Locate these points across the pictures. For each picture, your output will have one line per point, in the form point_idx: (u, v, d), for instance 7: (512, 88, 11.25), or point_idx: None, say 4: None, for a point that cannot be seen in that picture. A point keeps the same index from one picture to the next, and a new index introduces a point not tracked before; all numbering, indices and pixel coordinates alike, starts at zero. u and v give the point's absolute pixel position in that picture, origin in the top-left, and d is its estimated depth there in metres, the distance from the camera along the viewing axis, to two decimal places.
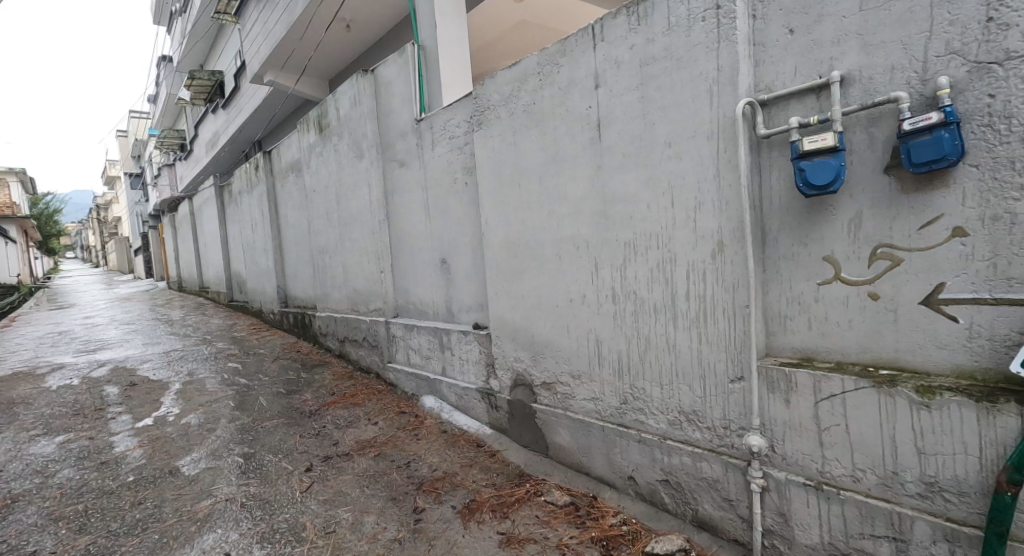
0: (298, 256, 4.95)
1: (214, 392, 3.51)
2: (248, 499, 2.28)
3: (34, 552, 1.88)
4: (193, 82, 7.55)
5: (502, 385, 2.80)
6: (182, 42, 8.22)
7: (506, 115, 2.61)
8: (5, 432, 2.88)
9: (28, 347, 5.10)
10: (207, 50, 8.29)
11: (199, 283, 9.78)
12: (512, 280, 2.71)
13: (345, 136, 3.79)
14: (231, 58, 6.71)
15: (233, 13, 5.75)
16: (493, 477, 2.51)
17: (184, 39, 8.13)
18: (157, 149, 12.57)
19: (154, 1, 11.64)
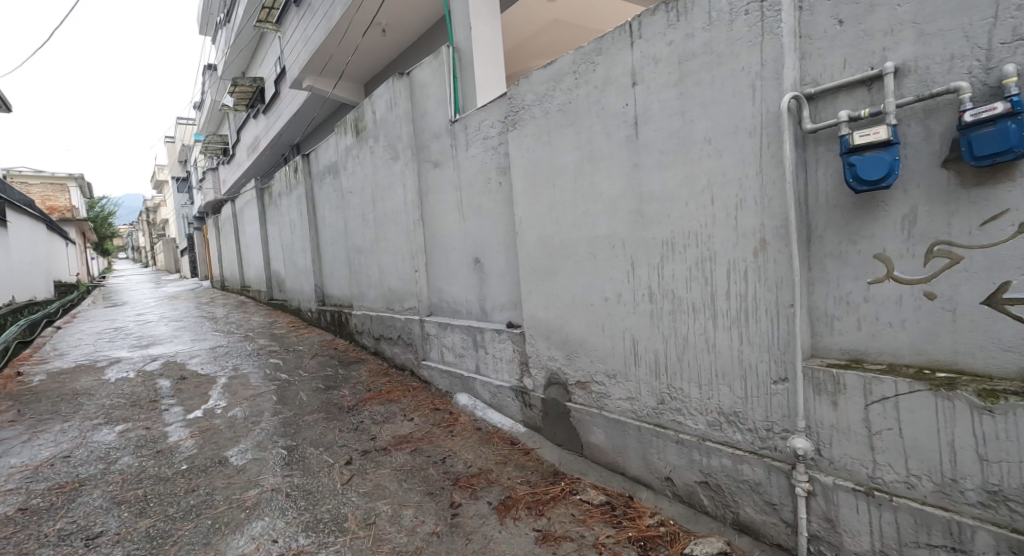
0: (334, 256, 5.08)
1: (258, 386, 3.65)
2: (293, 490, 2.36)
3: (100, 533, 2.01)
4: (235, 89, 7.87)
5: (536, 384, 2.81)
6: (226, 51, 8.59)
7: (541, 115, 2.61)
8: (71, 420, 3.07)
9: (87, 341, 5.42)
10: (248, 58, 8.62)
11: (240, 282, 10.16)
12: (546, 279, 2.71)
13: (380, 138, 3.87)
14: (272, 65, 6.96)
15: (274, 22, 5.96)
16: (529, 475, 2.52)
17: (228, 48, 8.47)
18: (202, 154, 13.17)
19: (200, 13, 12.21)
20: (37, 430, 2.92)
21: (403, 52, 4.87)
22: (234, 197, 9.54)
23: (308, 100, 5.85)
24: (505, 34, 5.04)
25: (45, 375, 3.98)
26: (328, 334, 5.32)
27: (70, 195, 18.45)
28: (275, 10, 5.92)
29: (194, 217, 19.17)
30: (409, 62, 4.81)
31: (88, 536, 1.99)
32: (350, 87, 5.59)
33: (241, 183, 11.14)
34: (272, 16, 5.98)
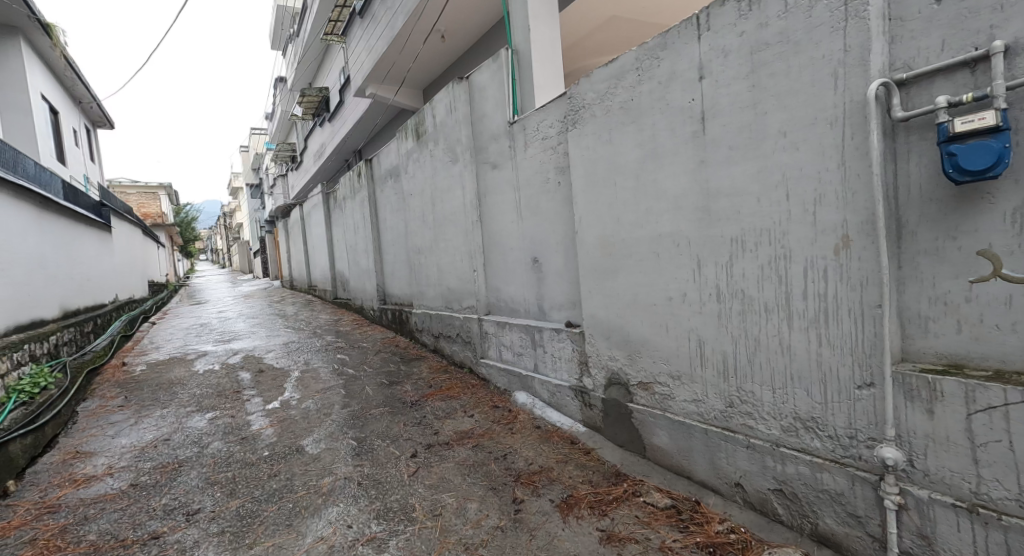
0: (395, 256, 5.27)
1: (327, 380, 3.86)
2: (363, 479, 2.48)
3: (199, 510, 2.21)
4: (304, 99, 8.35)
5: (596, 383, 2.79)
6: (295, 64, 9.13)
7: (601, 112, 2.58)
8: (169, 406, 3.38)
9: (178, 335, 5.96)
10: (315, 69, 9.11)
11: (307, 281, 10.75)
12: (606, 278, 2.69)
13: (440, 141, 3.98)
14: (337, 76, 7.33)
15: (339, 34, 6.27)
16: (590, 474, 2.50)
17: (296, 61, 9.01)
18: (273, 161, 14.06)
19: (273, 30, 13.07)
20: (141, 415, 3.25)
21: (460, 56, 4.99)
22: (302, 202, 10.11)
23: (370, 107, 6.11)
24: (562, 33, 5.05)
25: (145, 366, 4.42)
26: (389, 332, 5.53)
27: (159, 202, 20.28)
28: (340, 23, 6.22)
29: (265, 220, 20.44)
30: (466, 66, 4.91)
31: (188, 512, 2.20)
32: (409, 92, 5.78)
33: (307, 188, 11.80)
34: (338, 28, 6.30)
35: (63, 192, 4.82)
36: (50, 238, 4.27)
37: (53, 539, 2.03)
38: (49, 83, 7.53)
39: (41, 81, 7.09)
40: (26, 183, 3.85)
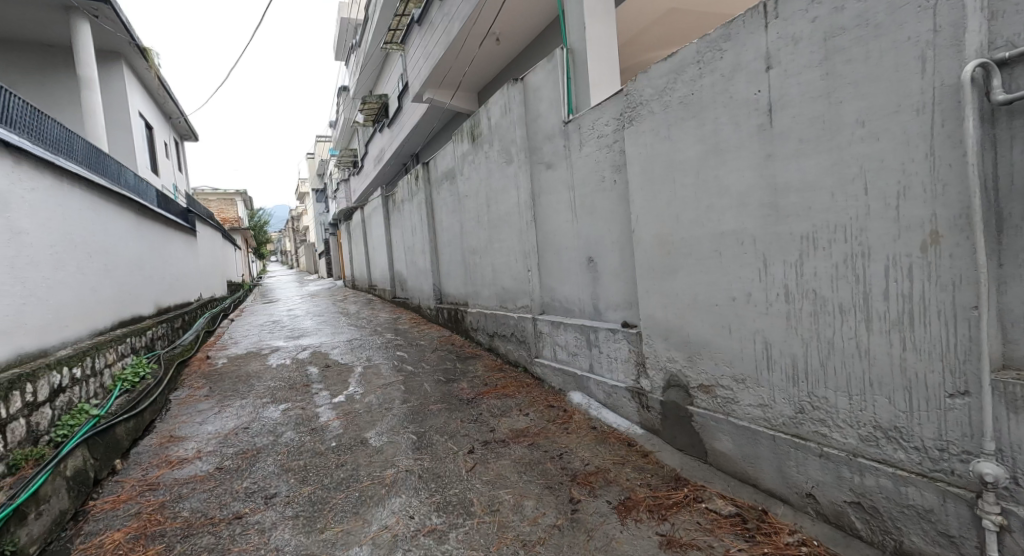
0: (451, 256, 5.41)
1: (388, 376, 4.02)
2: (424, 472, 2.57)
3: (276, 494, 2.38)
4: (364, 106, 8.75)
5: (654, 385, 2.73)
6: (358, 73, 9.58)
7: (659, 108, 2.52)
8: (248, 397, 3.65)
9: (255, 331, 6.44)
10: (374, 77, 9.50)
11: (368, 281, 11.22)
12: (663, 278, 2.62)
13: (495, 143, 4.04)
14: (395, 83, 7.61)
15: (398, 42, 6.52)
16: (649, 477, 2.45)
17: (359, 70, 9.44)
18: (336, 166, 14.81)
19: (337, 42, 13.78)
20: (224, 404, 3.53)
21: (514, 58, 5.05)
22: (362, 205, 10.58)
23: (427, 112, 6.30)
24: (620, 28, 4.98)
25: (225, 359, 4.80)
26: (445, 330, 5.68)
27: (236, 208, 22.02)
28: (399, 32, 6.46)
29: (330, 224, 21.58)
30: (520, 67, 4.96)
31: (267, 496, 2.37)
32: (465, 95, 5.91)
33: (366, 192, 12.32)
34: (397, 37, 6.55)
35: (157, 201, 5.33)
36: (146, 241, 4.73)
37: (154, 514, 2.26)
38: (145, 102, 8.36)
39: (140, 101, 7.89)
40: (129, 194, 4.31)
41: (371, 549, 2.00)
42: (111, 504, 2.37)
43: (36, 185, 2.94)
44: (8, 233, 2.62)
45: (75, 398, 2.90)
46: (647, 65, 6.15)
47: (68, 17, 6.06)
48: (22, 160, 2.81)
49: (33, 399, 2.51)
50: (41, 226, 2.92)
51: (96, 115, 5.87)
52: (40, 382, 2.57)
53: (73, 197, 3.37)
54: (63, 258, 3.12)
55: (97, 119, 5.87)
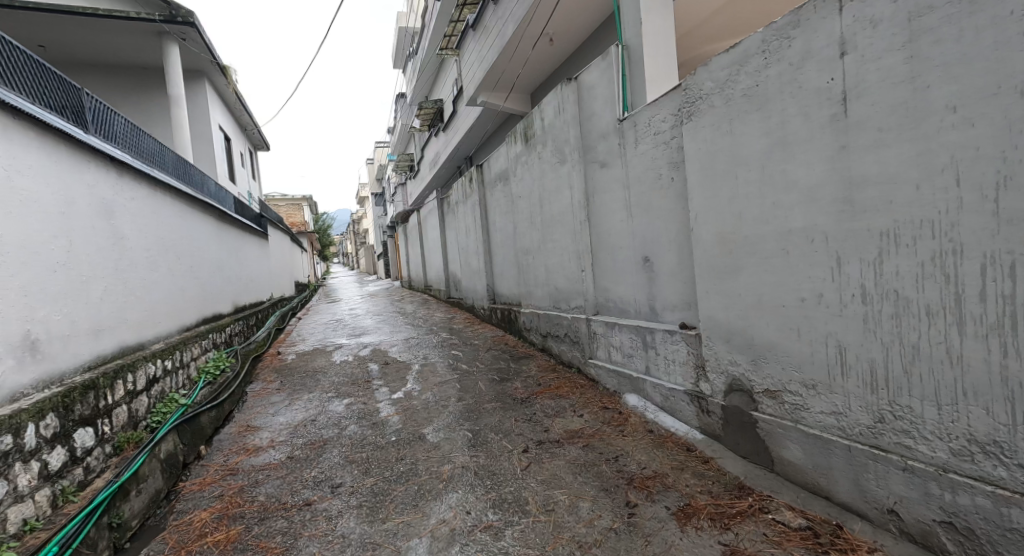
0: (504, 257, 5.47)
1: (444, 374, 4.13)
2: (479, 469, 2.61)
3: (342, 483, 2.52)
4: (421, 112, 9.04)
5: (714, 389, 2.61)
6: (415, 80, 9.91)
7: (720, 102, 2.41)
8: (315, 391, 3.87)
9: (319, 329, 6.82)
10: (430, 83, 9.78)
11: (424, 281, 11.57)
12: (723, 277, 2.51)
13: (548, 143, 4.05)
14: (451, 88, 7.81)
15: (454, 48, 6.68)
16: (710, 484, 2.35)
17: (416, 77, 9.77)
18: (394, 171, 15.40)
19: (396, 51, 14.34)
20: (294, 397, 3.76)
21: (568, 58, 5.04)
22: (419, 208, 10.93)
23: (480, 115, 6.42)
24: (679, 21, 4.86)
25: (294, 355, 5.12)
26: (498, 330, 5.74)
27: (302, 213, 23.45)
28: (454, 38, 6.62)
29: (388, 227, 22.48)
30: (574, 67, 4.95)
31: (333, 485, 2.50)
32: (519, 97, 5.96)
33: (421, 195, 12.69)
34: (452, 43, 6.71)
35: (234, 207, 5.77)
36: (225, 245, 5.13)
37: (234, 496, 2.45)
38: (225, 115, 9.08)
39: (220, 115, 8.57)
40: (211, 202, 4.70)
41: (431, 540, 2.07)
42: (198, 486, 2.59)
43: (135, 195, 3.28)
44: (113, 238, 2.94)
45: (167, 388, 3.20)
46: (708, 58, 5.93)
47: (160, 42, 6.69)
48: (123, 172, 3.12)
49: (133, 387, 2.80)
50: (139, 232, 3.25)
51: (183, 130, 6.44)
52: (138, 373, 2.86)
53: (166, 205, 3.72)
54: (157, 261, 3.45)
55: (185, 133, 6.43)
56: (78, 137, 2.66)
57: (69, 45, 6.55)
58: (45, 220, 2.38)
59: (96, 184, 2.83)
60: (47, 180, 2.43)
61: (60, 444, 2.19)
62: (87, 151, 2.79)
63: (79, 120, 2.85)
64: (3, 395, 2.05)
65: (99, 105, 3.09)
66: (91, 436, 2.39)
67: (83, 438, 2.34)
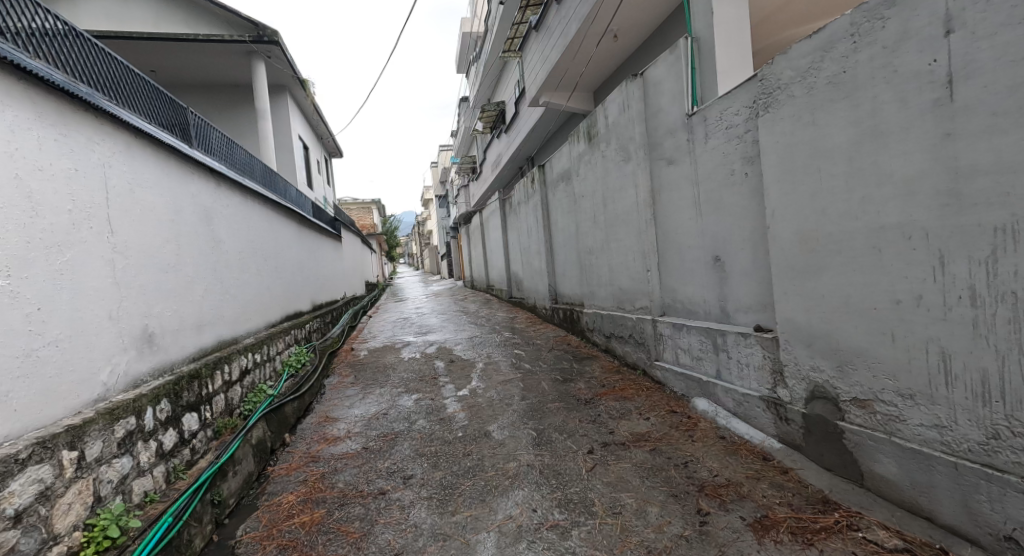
0: (566, 257, 5.46)
1: (507, 373, 4.19)
2: (544, 468, 2.63)
3: (413, 475, 2.63)
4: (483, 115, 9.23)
5: (794, 396, 2.45)
6: (478, 83, 10.13)
7: (802, 92, 2.26)
8: (387, 386, 4.07)
9: (388, 327, 7.13)
10: (493, 85, 9.89)
11: (485, 280, 11.78)
12: (803, 278, 2.35)
13: (612, 142, 4.00)
14: (513, 90, 7.91)
15: (516, 50, 6.78)
16: (790, 496, 2.21)
17: (479, 80, 9.99)
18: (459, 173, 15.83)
19: (460, 56, 14.78)
20: (366, 391, 3.97)
21: (633, 54, 4.94)
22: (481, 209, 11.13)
23: (542, 116, 6.46)
24: (752, 9, 4.63)
25: (366, 351, 5.40)
26: (560, 330, 5.73)
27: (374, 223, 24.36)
28: (516, 40, 6.71)
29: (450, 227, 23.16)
30: (638, 63, 4.86)
31: (405, 477, 2.62)
32: (581, 96, 5.94)
33: (482, 196, 12.93)
34: (515, 44, 6.78)
35: (312, 212, 6.18)
36: (304, 247, 5.51)
37: (317, 482, 2.63)
38: (304, 125, 9.75)
39: (300, 126, 9.20)
40: (293, 207, 5.06)
41: (498, 535, 2.11)
42: (286, 470, 2.81)
43: (231, 202, 3.60)
44: (212, 242, 3.25)
45: (256, 379, 3.50)
46: (785, 45, 5.58)
47: (249, 61, 7.27)
48: (219, 182, 3.44)
49: (229, 377, 3.09)
50: (234, 236, 3.57)
51: (268, 140, 6.97)
52: (233, 364, 3.15)
53: (255, 211, 4.06)
54: (248, 263, 3.77)
55: (269, 143, 6.97)
56: (184, 151, 2.97)
57: (175, 68, 7.33)
58: (159, 226, 2.68)
59: (199, 194, 3.15)
60: (160, 190, 2.73)
61: (172, 427, 2.46)
62: (191, 163, 3.10)
63: (185, 136, 3.18)
64: (128, 381, 2.33)
65: (201, 122, 3.43)
66: (196, 421, 2.67)
67: (190, 422, 2.61)
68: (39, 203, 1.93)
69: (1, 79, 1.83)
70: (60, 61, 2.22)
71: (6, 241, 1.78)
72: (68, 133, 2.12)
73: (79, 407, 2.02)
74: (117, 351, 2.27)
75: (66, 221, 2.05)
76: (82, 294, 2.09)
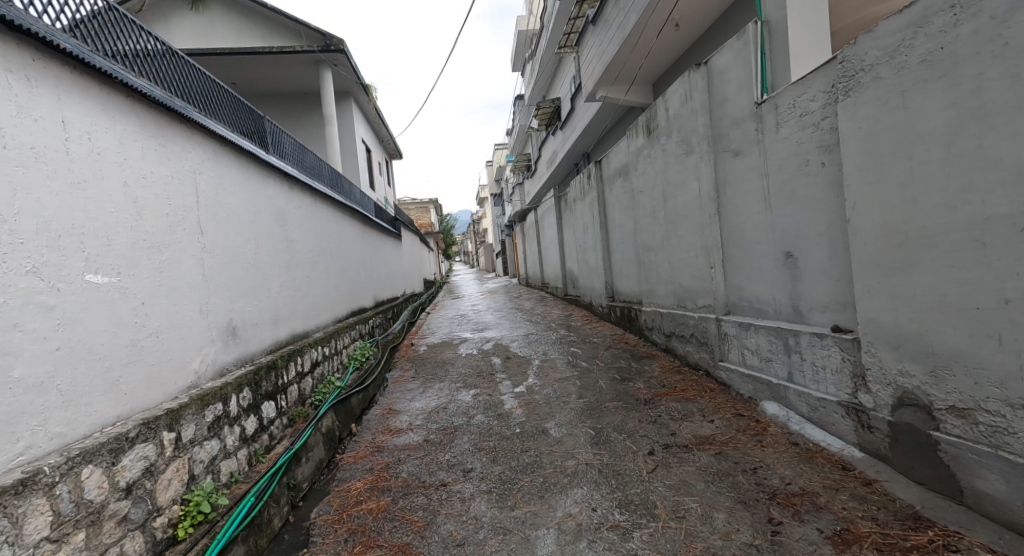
0: (624, 253, 5.36)
1: (563, 371, 4.18)
2: (604, 468, 2.60)
3: (473, 468, 2.68)
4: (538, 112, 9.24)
5: (878, 402, 2.27)
6: (533, 81, 10.15)
7: (889, 73, 2.07)
8: (446, 381, 4.17)
9: (446, 323, 7.32)
10: (549, 82, 9.85)
11: (540, 278, 11.78)
12: (889, 275, 2.17)
13: (673, 134, 3.87)
14: (569, 85, 7.85)
15: (572, 45, 6.72)
16: (874, 510, 2.05)
17: (534, 77, 10.00)
18: (515, 171, 15.95)
19: (515, 55, 14.89)
20: (426, 385, 4.09)
21: (696, 42, 4.75)
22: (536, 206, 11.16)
23: (598, 110, 6.37)
24: None
25: (425, 346, 5.57)
26: (617, 329, 5.63)
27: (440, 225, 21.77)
28: (573, 35, 6.66)
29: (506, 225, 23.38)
30: (701, 52, 4.69)
31: (465, 470, 2.68)
32: (639, 89, 5.81)
33: (537, 194, 12.95)
34: (571, 40, 6.72)
35: (374, 212, 6.46)
36: (367, 245, 5.76)
37: (382, 471, 2.75)
38: (367, 129, 10.19)
39: (363, 130, 9.62)
40: (357, 207, 5.30)
41: (558, 533, 2.11)
42: (353, 458, 2.95)
43: (302, 204, 3.82)
44: (286, 241, 3.46)
45: (325, 371, 3.71)
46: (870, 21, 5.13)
47: (317, 70, 7.66)
48: (292, 185, 3.66)
49: (301, 369, 3.29)
50: (305, 236, 3.79)
51: (334, 145, 7.34)
52: (305, 357, 3.35)
53: (324, 212, 4.29)
54: (317, 261, 3.99)
55: (335, 147, 7.33)
56: (262, 157, 3.18)
57: (252, 79, 7.88)
58: (241, 227, 2.90)
59: (274, 196, 3.37)
60: (241, 194, 2.95)
61: (253, 413, 2.66)
62: (268, 169, 3.32)
63: (262, 143, 3.41)
64: (216, 370, 2.54)
65: (276, 129, 3.67)
66: (273, 409, 2.87)
67: (268, 410, 2.81)
68: (142, 208, 2.14)
69: (110, 97, 2.04)
70: (159, 79, 2.46)
71: (116, 242, 1.98)
72: (165, 144, 2.33)
73: (175, 393, 2.23)
74: (206, 343, 2.47)
75: (165, 224, 2.26)
76: (178, 290, 2.30)
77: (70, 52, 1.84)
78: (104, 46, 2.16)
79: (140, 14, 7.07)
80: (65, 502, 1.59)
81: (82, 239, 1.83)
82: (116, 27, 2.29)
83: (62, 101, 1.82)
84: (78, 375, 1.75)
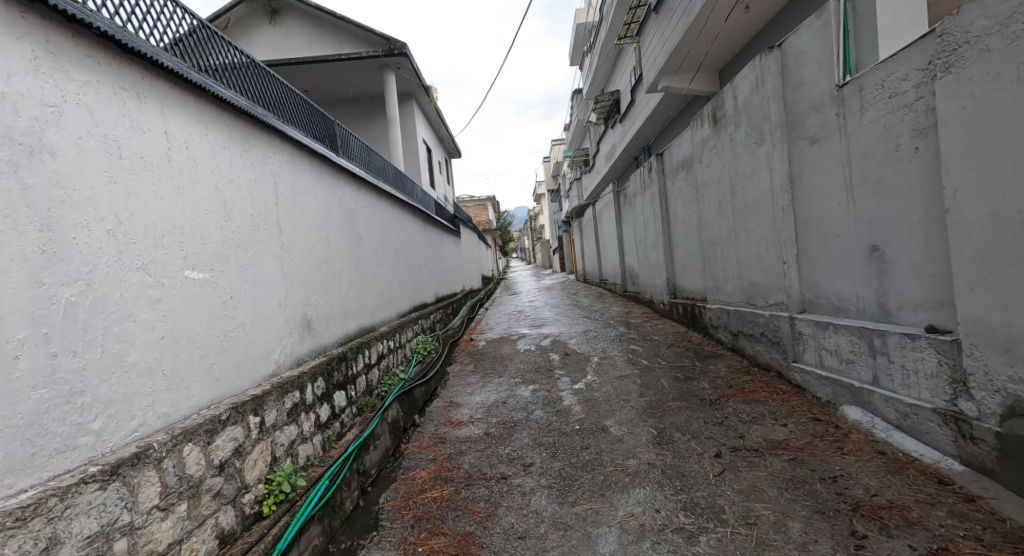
0: (687, 248, 5.17)
1: (623, 368, 4.11)
2: (667, 468, 2.54)
3: (534, 463, 2.71)
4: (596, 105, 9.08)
5: (983, 411, 2.05)
6: (591, 74, 9.99)
7: (999, 45, 1.86)
8: (506, 376, 4.22)
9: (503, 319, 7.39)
10: (609, 74, 9.65)
11: (598, 274, 11.62)
12: (998, 270, 1.94)
13: (742, 123, 3.69)
14: (629, 77, 7.67)
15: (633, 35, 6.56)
16: (977, 529, 1.86)
17: (592, 71, 9.85)
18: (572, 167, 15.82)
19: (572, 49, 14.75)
20: (486, 380, 4.17)
21: (770, 23, 4.48)
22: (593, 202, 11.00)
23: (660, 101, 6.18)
24: None
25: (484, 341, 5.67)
26: (678, 326, 5.45)
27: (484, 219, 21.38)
28: (633, 25, 6.50)
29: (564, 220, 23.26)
30: (775, 34, 4.42)
31: (525, 464, 2.71)
32: (705, 77, 5.57)
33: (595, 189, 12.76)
34: (631, 30, 6.56)
35: (434, 209, 6.65)
36: (428, 242, 5.95)
37: (445, 462, 2.83)
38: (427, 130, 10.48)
39: (423, 130, 9.91)
40: (419, 205, 5.49)
41: (620, 532, 2.09)
42: (417, 448, 3.07)
43: (370, 204, 4.02)
44: (355, 239, 3.65)
45: (389, 364, 3.87)
46: None
47: (381, 73, 7.96)
48: (360, 186, 3.85)
49: (368, 361, 3.46)
50: (372, 235, 3.97)
51: (396, 146, 7.63)
52: (372, 350, 3.51)
53: (389, 211, 4.48)
54: (383, 258, 4.17)
55: (396, 148, 7.61)
56: (334, 159, 3.37)
57: (321, 86, 8.36)
58: (315, 227, 3.08)
59: (344, 197, 3.56)
60: (316, 196, 3.14)
61: (326, 402, 2.83)
62: (340, 171, 3.50)
63: (333, 147, 3.62)
64: (293, 360, 2.72)
65: (346, 133, 3.87)
66: (344, 398, 3.04)
67: (339, 399, 2.98)
68: (231, 210, 2.33)
69: (205, 110, 2.24)
70: (243, 89, 2.66)
71: (209, 241, 2.17)
72: (249, 150, 2.52)
73: (259, 381, 2.41)
74: (286, 335, 2.66)
75: (250, 224, 2.45)
76: (261, 286, 2.49)
77: (173, 71, 2.04)
78: (200, 63, 2.36)
79: (226, 30, 7.68)
80: (171, 475, 1.77)
81: (181, 239, 2.02)
82: (209, 44, 2.50)
83: (166, 114, 2.01)
84: (179, 361, 1.94)
